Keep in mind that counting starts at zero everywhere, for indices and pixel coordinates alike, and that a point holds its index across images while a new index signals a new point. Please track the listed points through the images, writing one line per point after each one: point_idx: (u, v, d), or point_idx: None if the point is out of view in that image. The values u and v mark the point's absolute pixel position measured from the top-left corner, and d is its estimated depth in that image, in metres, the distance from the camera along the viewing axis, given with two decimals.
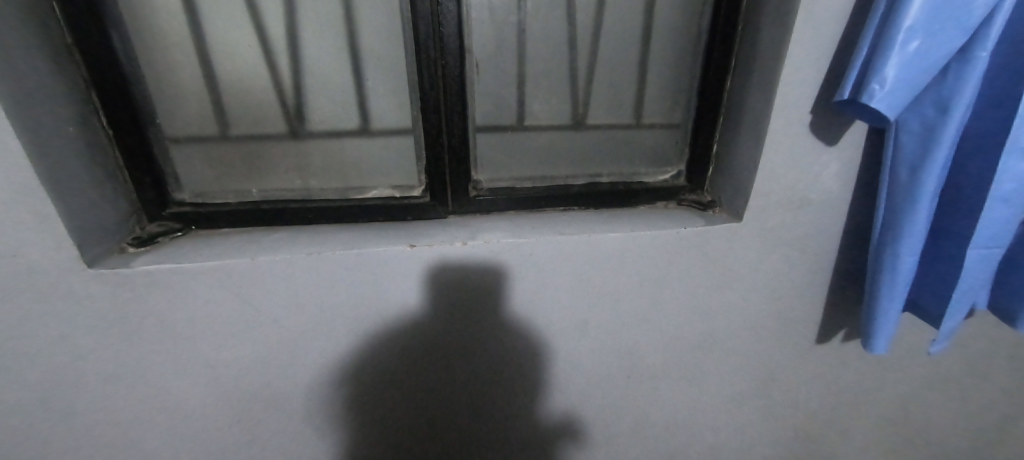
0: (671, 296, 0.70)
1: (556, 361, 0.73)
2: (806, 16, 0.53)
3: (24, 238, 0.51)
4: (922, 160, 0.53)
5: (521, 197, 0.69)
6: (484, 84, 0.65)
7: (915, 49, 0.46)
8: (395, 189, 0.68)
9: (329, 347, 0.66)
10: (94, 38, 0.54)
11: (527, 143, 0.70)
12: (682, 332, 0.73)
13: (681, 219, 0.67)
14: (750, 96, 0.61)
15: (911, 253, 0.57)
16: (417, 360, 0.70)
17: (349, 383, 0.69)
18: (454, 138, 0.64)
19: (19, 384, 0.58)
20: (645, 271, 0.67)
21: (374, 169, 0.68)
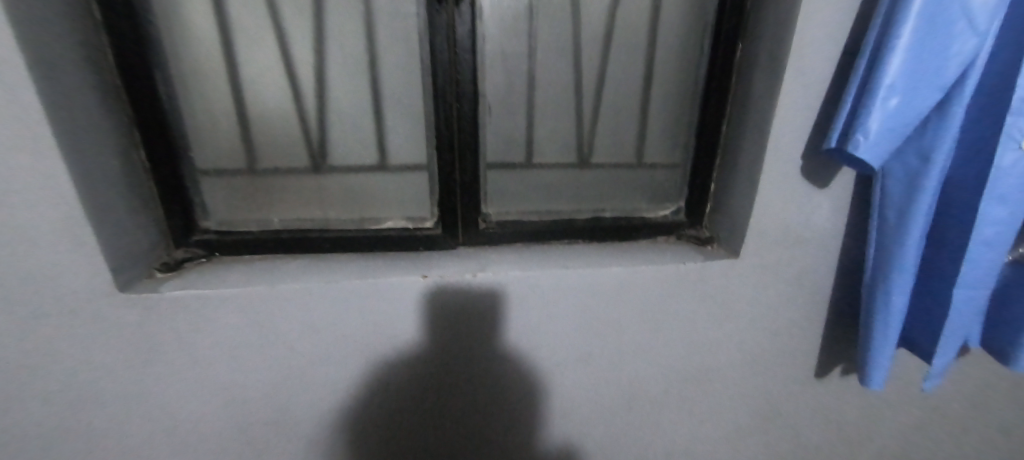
0: (672, 328, 0.72)
1: (559, 391, 0.75)
2: (795, 71, 0.58)
3: (64, 262, 0.54)
4: (908, 205, 0.57)
5: (528, 230, 0.72)
6: (495, 125, 0.69)
7: (894, 105, 0.50)
8: (408, 220, 0.71)
9: (340, 373, 0.68)
10: (141, 78, 0.58)
11: (534, 179, 0.74)
12: (682, 364, 0.75)
13: (680, 254, 0.70)
14: (745, 140, 0.65)
15: (902, 292, 0.60)
16: (423, 387, 0.72)
17: (356, 408, 0.71)
18: (466, 174, 0.67)
19: (44, 402, 0.60)
20: (647, 304, 0.70)
21: (389, 202, 0.72)
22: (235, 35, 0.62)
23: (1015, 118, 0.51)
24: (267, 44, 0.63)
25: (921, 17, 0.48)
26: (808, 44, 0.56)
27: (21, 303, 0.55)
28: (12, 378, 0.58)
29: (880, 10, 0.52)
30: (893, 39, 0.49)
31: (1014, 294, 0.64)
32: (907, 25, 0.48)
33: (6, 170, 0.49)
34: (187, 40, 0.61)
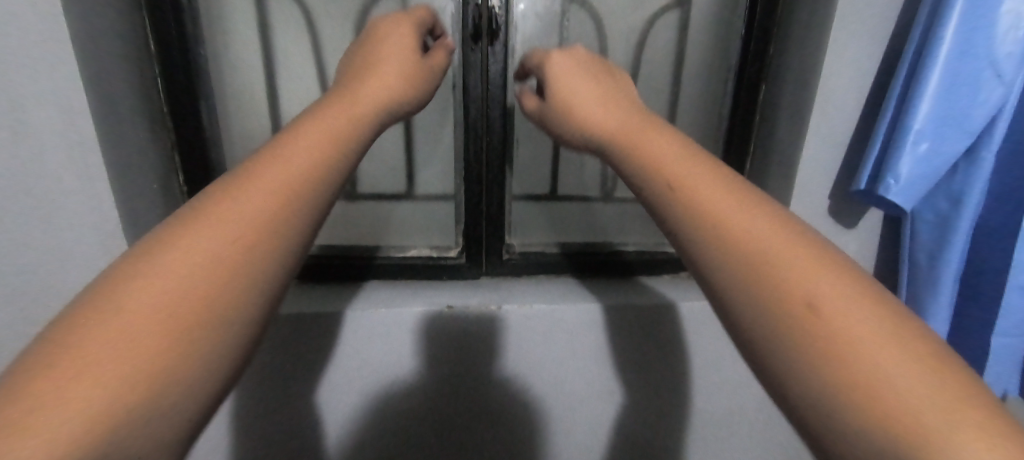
0: (656, 370, 0.70)
1: (580, 432, 0.72)
2: (821, 113, 0.58)
3: (97, 277, 0.56)
4: (940, 249, 0.56)
5: (551, 262, 0.72)
6: (522, 159, 0.71)
7: (924, 150, 0.51)
8: (433, 248, 0.72)
9: (363, 405, 0.67)
10: (186, 107, 0.61)
11: (557, 212, 0.75)
12: (669, 410, 0.72)
13: (657, 294, 0.69)
14: (768, 179, 0.66)
15: (937, 338, 0.58)
16: (441, 423, 0.70)
17: (372, 442, 0.69)
18: (492, 205, 0.68)
19: None
20: (641, 344, 0.68)
21: (415, 231, 0.73)
22: (276, 66, 0.64)
23: None
24: (306, 75, 0.65)
25: (948, 65, 0.49)
26: (833, 89, 0.58)
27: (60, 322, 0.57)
28: None
29: (906, 57, 0.53)
30: (921, 86, 0.50)
31: None
32: (934, 73, 0.49)
33: (52, 186, 0.52)
34: (232, 71, 0.64)
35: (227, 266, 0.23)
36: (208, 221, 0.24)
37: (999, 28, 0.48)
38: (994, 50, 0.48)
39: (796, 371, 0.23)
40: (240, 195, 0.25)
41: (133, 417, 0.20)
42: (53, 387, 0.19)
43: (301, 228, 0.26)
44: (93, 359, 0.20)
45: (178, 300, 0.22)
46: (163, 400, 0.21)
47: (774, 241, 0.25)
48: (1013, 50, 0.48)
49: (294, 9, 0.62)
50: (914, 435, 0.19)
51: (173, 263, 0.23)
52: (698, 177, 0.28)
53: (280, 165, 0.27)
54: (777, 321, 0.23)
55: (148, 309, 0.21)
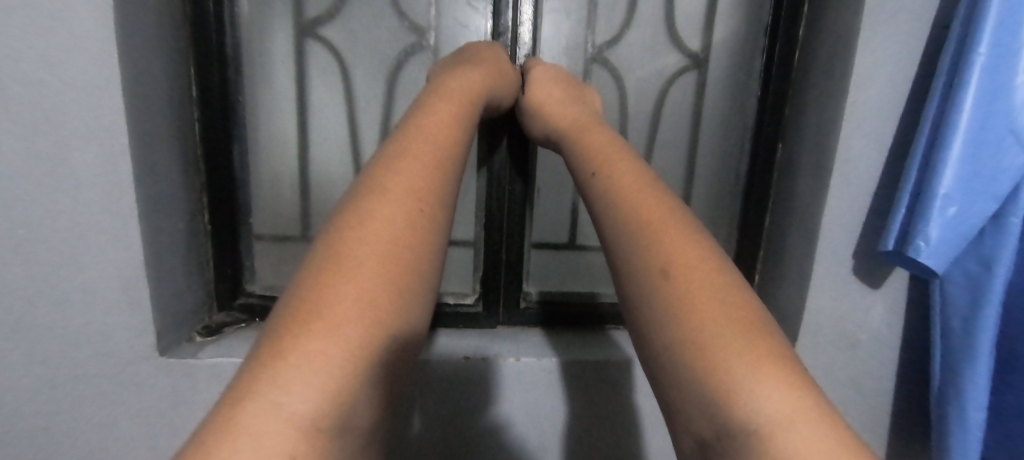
0: (602, 433, 0.66)
1: None
2: (842, 172, 0.59)
3: (111, 319, 0.55)
4: (974, 314, 0.55)
5: (569, 314, 0.71)
6: (541, 208, 0.72)
7: (952, 213, 0.50)
8: (449, 294, 0.71)
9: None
10: (223, 150, 0.63)
11: (576, 262, 0.74)
12: None
13: (613, 349, 0.67)
14: (789, 234, 0.65)
15: (978, 408, 0.56)
16: None
17: None
18: (512, 254, 0.68)
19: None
20: (598, 403, 0.65)
21: None
22: (308, 110, 0.66)
23: None
24: (336, 120, 0.67)
25: (970, 131, 0.50)
26: (852, 149, 0.58)
27: (64, 364, 0.56)
28: (42, 438, 0.57)
29: (925, 122, 0.54)
30: (944, 150, 0.50)
31: None
32: (957, 138, 0.50)
33: (82, 227, 0.53)
34: (265, 115, 0.66)
35: (383, 299, 0.31)
36: (357, 262, 0.31)
37: (1016, 97, 0.49)
38: (1014, 118, 0.49)
39: (660, 332, 0.31)
40: (376, 239, 0.33)
41: (335, 422, 0.26)
42: (271, 401, 0.25)
43: (425, 265, 0.35)
44: (299, 379, 0.26)
45: (353, 329, 0.28)
46: (353, 409, 0.28)
47: (672, 242, 0.34)
48: None
49: (330, 60, 0.65)
50: (720, 380, 0.27)
51: (344, 297, 0.29)
52: (631, 193, 0.38)
53: (397, 208, 0.35)
54: (657, 298, 0.32)
55: (334, 337, 0.28)
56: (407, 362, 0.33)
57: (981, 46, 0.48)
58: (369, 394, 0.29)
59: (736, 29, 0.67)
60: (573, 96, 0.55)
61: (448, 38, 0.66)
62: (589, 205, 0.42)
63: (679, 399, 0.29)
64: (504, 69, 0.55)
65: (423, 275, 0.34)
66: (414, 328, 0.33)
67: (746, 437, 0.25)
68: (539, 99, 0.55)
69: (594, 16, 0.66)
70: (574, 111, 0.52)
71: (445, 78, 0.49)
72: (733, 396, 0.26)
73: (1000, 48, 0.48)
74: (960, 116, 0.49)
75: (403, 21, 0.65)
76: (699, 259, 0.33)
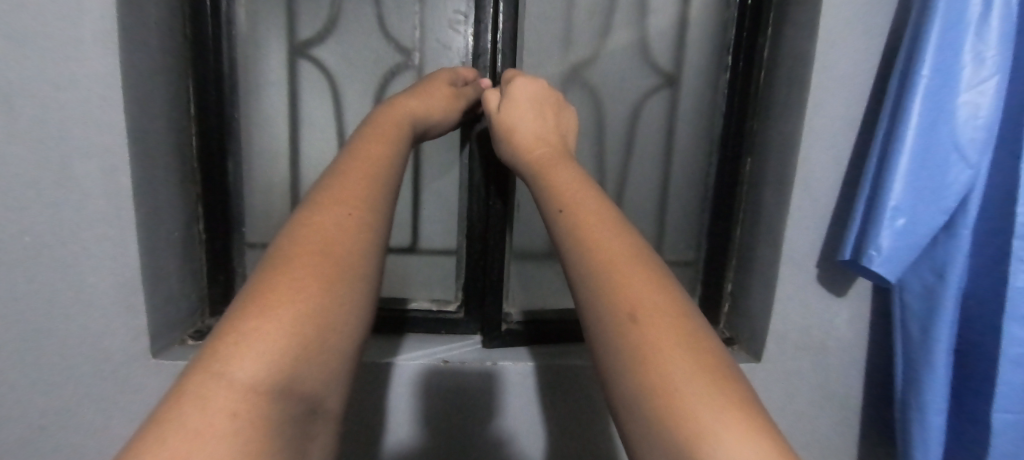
0: (575, 431, 0.69)
1: None
2: (803, 183, 0.62)
3: (108, 320, 0.58)
4: (930, 321, 0.57)
5: (547, 332, 0.72)
6: (522, 223, 0.73)
7: (901, 224, 0.53)
8: (433, 301, 0.75)
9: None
10: (217, 161, 0.67)
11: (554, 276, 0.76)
12: None
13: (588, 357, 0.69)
14: (758, 244, 0.68)
15: (938, 412, 0.58)
16: None
17: None
18: (491, 271, 0.69)
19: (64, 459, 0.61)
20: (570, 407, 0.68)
21: (416, 284, 0.76)
22: (300, 124, 0.70)
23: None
24: (326, 133, 0.71)
25: (916, 147, 0.53)
26: (812, 164, 0.61)
27: (62, 364, 0.58)
28: (40, 435, 0.60)
29: (877, 138, 0.57)
30: (893, 165, 0.53)
31: None
32: (903, 154, 0.53)
33: (83, 234, 0.56)
34: (259, 130, 0.70)
35: (324, 284, 0.30)
36: (298, 257, 0.32)
37: (958, 115, 0.52)
38: (957, 135, 0.53)
39: (611, 346, 0.31)
40: (316, 237, 0.33)
41: (281, 392, 0.26)
42: (214, 373, 0.25)
43: (368, 259, 0.34)
44: (241, 355, 0.26)
45: (293, 311, 0.28)
46: (299, 391, 0.27)
47: (617, 255, 0.35)
48: (973, 137, 0.53)
49: (321, 79, 0.69)
50: (664, 388, 0.28)
51: (285, 285, 0.30)
52: (582, 210, 0.39)
53: (338, 210, 0.35)
54: (605, 309, 0.33)
55: (275, 317, 0.28)
56: (354, 356, 0.32)
57: (924, 69, 0.52)
58: (314, 379, 0.28)
59: (705, 50, 0.71)
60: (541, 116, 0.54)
61: (431, 59, 0.70)
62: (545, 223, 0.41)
63: (629, 414, 0.29)
64: (448, 93, 0.57)
65: (366, 266, 0.34)
66: (360, 320, 0.32)
67: (691, 443, 0.26)
68: (505, 123, 0.54)
69: (570, 37, 0.70)
70: (545, 144, 0.51)
71: (402, 102, 0.51)
72: (676, 404, 0.27)
73: (943, 69, 0.52)
74: (906, 134, 0.53)
75: (390, 43, 0.69)
76: (643, 273, 0.34)
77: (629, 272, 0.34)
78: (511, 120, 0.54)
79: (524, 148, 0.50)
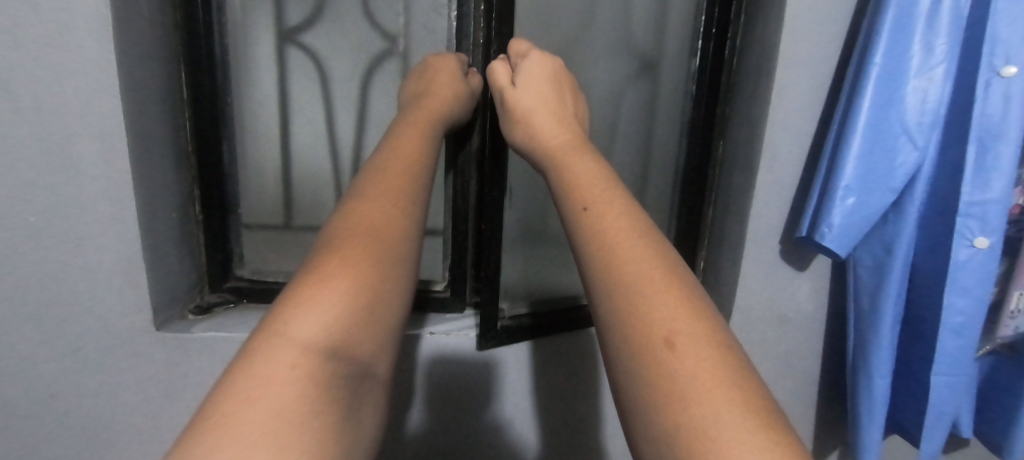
0: (562, 403, 0.77)
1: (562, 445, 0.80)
2: (768, 165, 0.66)
3: (112, 296, 0.62)
4: (878, 292, 0.62)
5: (542, 325, 0.73)
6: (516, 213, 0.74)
7: (852, 203, 0.58)
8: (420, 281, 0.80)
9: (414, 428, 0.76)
10: (213, 146, 0.70)
11: (545, 266, 0.79)
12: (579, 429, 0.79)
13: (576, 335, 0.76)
14: (727, 223, 0.73)
15: (883, 375, 0.63)
16: (443, 437, 0.77)
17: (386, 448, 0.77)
18: (488, 267, 0.67)
19: (76, 425, 0.66)
20: (551, 375, 0.76)
21: None
22: (290, 109, 0.73)
23: (965, 219, 0.57)
24: (315, 118, 0.74)
25: (867, 130, 0.57)
26: (776, 147, 0.65)
27: (70, 337, 0.62)
28: (52, 403, 0.64)
29: (834, 123, 0.61)
30: (846, 147, 0.57)
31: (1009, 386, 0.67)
32: (856, 137, 0.57)
33: (85, 215, 0.59)
34: (250, 114, 0.72)
35: (370, 264, 0.34)
36: (349, 238, 0.36)
37: (908, 100, 0.56)
38: (906, 119, 0.56)
39: (618, 338, 0.32)
40: (361, 223, 0.37)
41: (336, 353, 0.30)
42: (283, 331, 0.30)
43: (404, 243, 0.38)
44: (301, 320, 0.30)
45: (342, 284, 0.32)
46: (351, 354, 0.31)
47: (631, 259, 0.35)
48: (921, 121, 0.56)
49: (310, 65, 0.71)
50: (674, 390, 0.29)
51: (339, 262, 0.34)
52: (597, 204, 0.38)
53: (380, 199, 0.39)
54: (615, 306, 0.33)
55: (332, 289, 0.32)
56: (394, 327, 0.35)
57: (876, 57, 0.55)
58: (363, 344, 0.32)
59: (680, 36, 0.74)
60: (554, 100, 0.53)
61: (417, 44, 0.72)
62: (557, 214, 0.41)
63: (635, 414, 0.30)
64: (464, 83, 0.60)
65: (403, 250, 0.37)
66: (399, 297, 0.36)
67: (695, 441, 0.27)
68: (522, 104, 0.52)
69: None
70: (562, 129, 0.49)
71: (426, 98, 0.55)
72: (690, 411, 0.28)
73: (894, 57, 0.55)
74: (859, 118, 0.56)
75: (375, 28, 0.71)
76: (657, 271, 0.34)
77: (645, 267, 0.34)
78: (527, 101, 0.52)
79: (540, 134, 0.49)
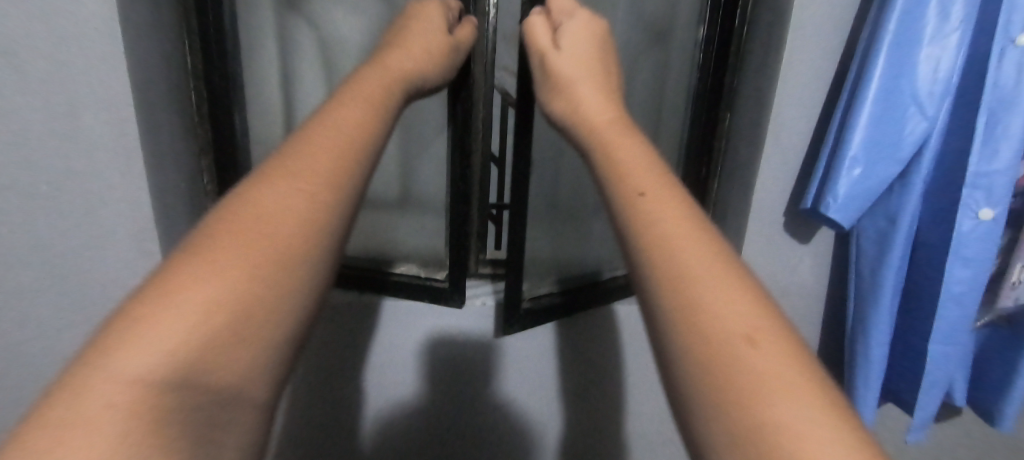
0: (571, 363, 0.80)
1: (559, 411, 0.83)
2: (775, 135, 0.65)
3: (129, 264, 0.64)
4: (880, 262, 0.62)
5: (569, 303, 0.73)
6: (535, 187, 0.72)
7: (858, 174, 0.58)
8: (422, 269, 0.78)
9: (386, 388, 0.80)
10: (225, 118, 0.70)
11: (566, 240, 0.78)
12: (577, 397, 0.83)
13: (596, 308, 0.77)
14: (731, 194, 0.73)
15: (879, 345, 0.65)
16: (442, 399, 0.81)
17: (388, 408, 0.82)
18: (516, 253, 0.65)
19: None
20: (553, 344, 0.79)
21: (410, 247, 0.80)
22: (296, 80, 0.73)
23: (971, 190, 0.57)
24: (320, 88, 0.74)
25: (877, 100, 0.56)
26: (784, 117, 0.65)
27: (95, 301, 0.66)
28: None
29: (844, 92, 0.60)
30: (855, 117, 0.57)
31: (1005, 358, 0.68)
32: (866, 106, 0.56)
33: (99, 185, 0.60)
34: None
35: (264, 253, 0.25)
36: (243, 214, 0.26)
37: (921, 69, 0.55)
38: (918, 88, 0.55)
39: (688, 373, 0.24)
40: (269, 196, 0.27)
41: (179, 395, 0.20)
42: (107, 358, 0.19)
43: (325, 226, 0.27)
44: (136, 344, 0.20)
45: (220, 291, 0.23)
46: (200, 379, 0.21)
47: (698, 264, 0.26)
48: (932, 90, 0.55)
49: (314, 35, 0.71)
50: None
51: (220, 247, 0.24)
52: (644, 184, 0.30)
53: (307, 166, 0.28)
54: (676, 314, 0.25)
55: (200, 299, 0.22)
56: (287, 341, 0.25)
57: (891, 24, 0.54)
58: (228, 363, 0.22)
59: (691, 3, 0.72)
60: (596, 68, 0.46)
61: None
62: (601, 201, 0.32)
63: None
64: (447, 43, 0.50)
65: (322, 235, 0.27)
66: (301, 300, 0.26)
67: None
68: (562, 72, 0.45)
69: None
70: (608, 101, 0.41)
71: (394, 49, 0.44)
72: None
73: (909, 24, 0.54)
74: (869, 88, 0.56)
75: None
76: (718, 267, 0.26)
77: (719, 277, 0.26)
78: (565, 68, 0.45)
79: (586, 107, 0.40)
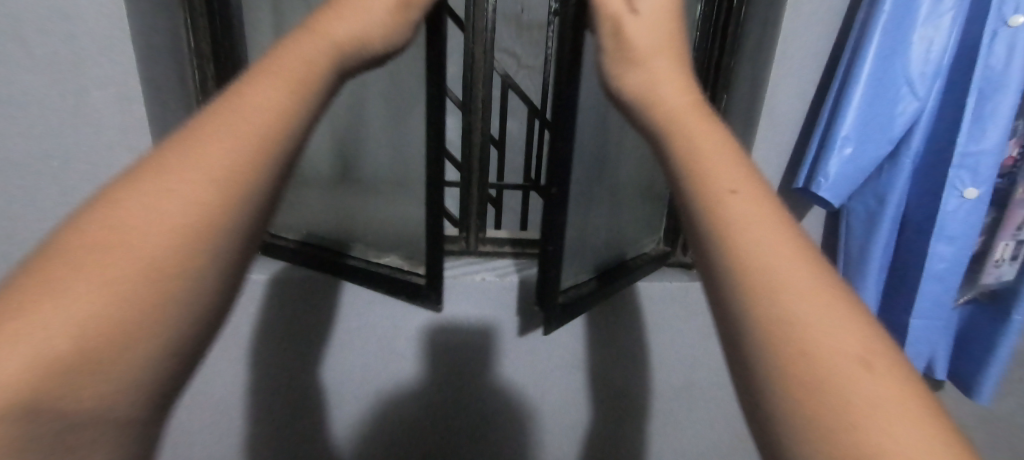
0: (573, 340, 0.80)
1: (561, 385, 0.82)
2: (768, 116, 0.67)
3: None
4: (867, 240, 0.64)
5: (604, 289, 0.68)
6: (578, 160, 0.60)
7: (849, 154, 0.59)
8: (406, 259, 0.71)
9: (371, 373, 0.78)
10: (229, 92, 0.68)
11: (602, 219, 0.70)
12: (580, 374, 0.82)
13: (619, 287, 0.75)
14: None
15: None
16: (438, 375, 0.79)
17: (380, 386, 0.79)
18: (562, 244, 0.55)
19: None
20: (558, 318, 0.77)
21: (392, 238, 0.73)
22: None
23: (958, 171, 0.58)
24: None
25: (869, 80, 0.57)
26: (777, 98, 0.66)
27: None
28: None
29: (837, 73, 0.61)
30: (848, 98, 0.58)
31: (985, 335, 0.71)
32: (858, 87, 0.57)
33: (105, 165, 0.61)
34: None
35: (148, 241, 0.16)
36: (131, 183, 0.18)
37: (913, 50, 0.56)
38: (910, 70, 0.56)
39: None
40: (183, 153, 0.18)
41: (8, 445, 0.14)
42: None
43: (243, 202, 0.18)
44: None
45: (81, 292, 0.15)
46: (45, 412, 0.15)
47: (816, 321, 0.17)
48: (924, 71, 0.56)
49: None
50: None
51: (110, 211, 0.17)
52: (722, 176, 0.21)
53: (236, 112, 0.19)
54: (771, 358, 0.17)
55: (54, 306, 0.15)
56: (190, 359, 0.18)
57: (885, 5, 0.55)
58: (97, 388, 0.15)
59: None
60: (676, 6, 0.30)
61: None
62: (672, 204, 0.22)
63: None
64: None
65: (243, 218, 0.18)
66: (205, 308, 0.18)
67: None
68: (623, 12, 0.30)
69: None
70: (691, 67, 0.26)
71: None
72: None
73: (902, 6, 0.55)
74: (862, 68, 0.57)
75: None
76: (848, 324, 0.17)
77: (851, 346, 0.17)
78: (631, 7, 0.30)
79: (661, 74, 0.26)
